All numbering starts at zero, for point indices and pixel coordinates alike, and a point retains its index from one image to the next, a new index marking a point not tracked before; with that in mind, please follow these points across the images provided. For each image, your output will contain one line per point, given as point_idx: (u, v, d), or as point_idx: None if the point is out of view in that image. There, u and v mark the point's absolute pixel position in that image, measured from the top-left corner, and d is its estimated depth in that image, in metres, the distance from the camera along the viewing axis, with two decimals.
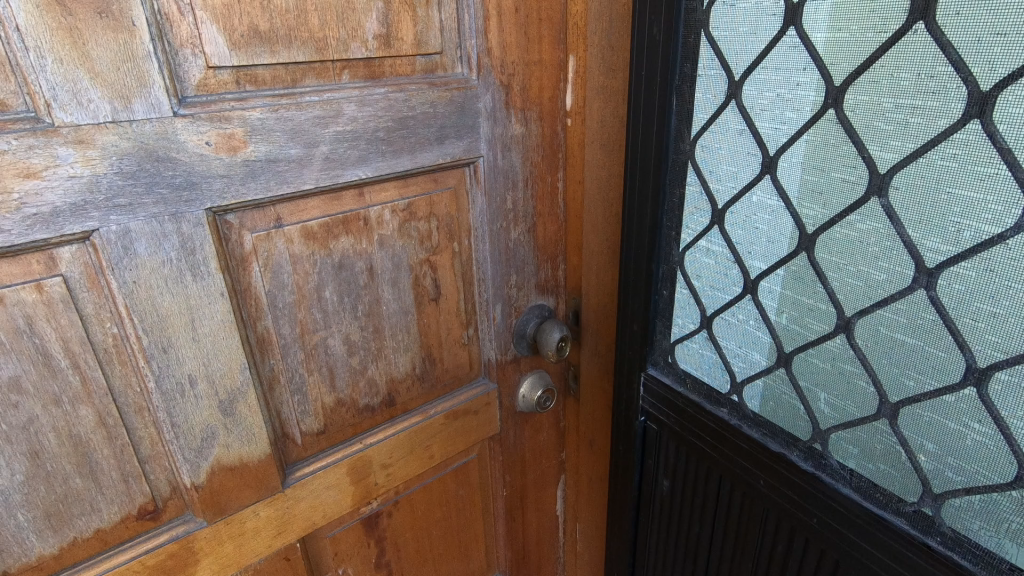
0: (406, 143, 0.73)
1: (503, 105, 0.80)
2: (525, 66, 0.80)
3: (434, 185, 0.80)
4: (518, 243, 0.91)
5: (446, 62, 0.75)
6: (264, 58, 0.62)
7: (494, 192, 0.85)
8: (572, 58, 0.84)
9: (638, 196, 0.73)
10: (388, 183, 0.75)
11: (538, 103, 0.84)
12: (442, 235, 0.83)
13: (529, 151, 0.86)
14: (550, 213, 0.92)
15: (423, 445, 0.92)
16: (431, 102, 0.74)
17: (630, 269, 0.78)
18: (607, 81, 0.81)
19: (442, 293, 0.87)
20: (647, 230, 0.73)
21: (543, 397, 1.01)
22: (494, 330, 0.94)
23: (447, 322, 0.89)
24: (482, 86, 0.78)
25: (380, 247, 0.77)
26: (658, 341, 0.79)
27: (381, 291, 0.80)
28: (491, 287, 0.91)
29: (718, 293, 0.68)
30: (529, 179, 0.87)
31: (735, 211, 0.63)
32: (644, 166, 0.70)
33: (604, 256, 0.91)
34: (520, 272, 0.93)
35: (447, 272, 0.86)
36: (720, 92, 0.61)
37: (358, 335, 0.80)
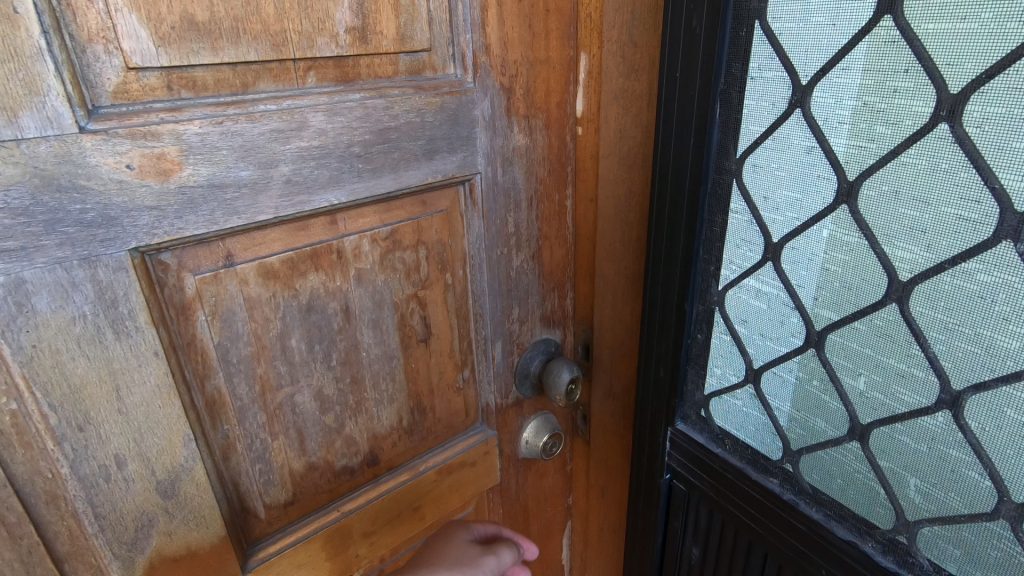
0: (388, 159, 0.60)
1: (503, 112, 0.67)
2: (530, 66, 0.68)
3: (423, 208, 0.67)
4: (521, 271, 0.78)
5: (435, 61, 0.62)
6: (203, 56, 0.49)
7: (493, 214, 0.72)
8: (583, 56, 0.71)
9: (667, 223, 0.61)
10: (368, 208, 0.62)
11: (545, 109, 0.71)
12: (433, 266, 0.71)
13: (534, 166, 0.73)
14: (557, 235, 0.80)
15: (412, 506, 0.79)
16: (418, 110, 0.61)
17: (655, 307, 0.66)
18: (625, 84, 0.68)
19: (433, 333, 0.74)
20: (678, 263, 0.61)
21: (550, 443, 0.89)
22: (493, 370, 0.82)
23: (439, 365, 0.77)
24: (480, 90, 0.65)
25: (358, 284, 0.65)
26: (689, 391, 0.67)
27: (359, 335, 0.67)
28: (491, 321, 0.78)
29: (770, 343, 0.56)
30: (534, 198, 0.75)
31: (797, 247, 0.51)
32: (677, 188, 0.58)
33: (620, 287, 0.78)
34: (523, 305, 0.81)
35: (438, 309, 0.73)
36: (781, 99, 0.48)
37: (332, 388, 0.67)
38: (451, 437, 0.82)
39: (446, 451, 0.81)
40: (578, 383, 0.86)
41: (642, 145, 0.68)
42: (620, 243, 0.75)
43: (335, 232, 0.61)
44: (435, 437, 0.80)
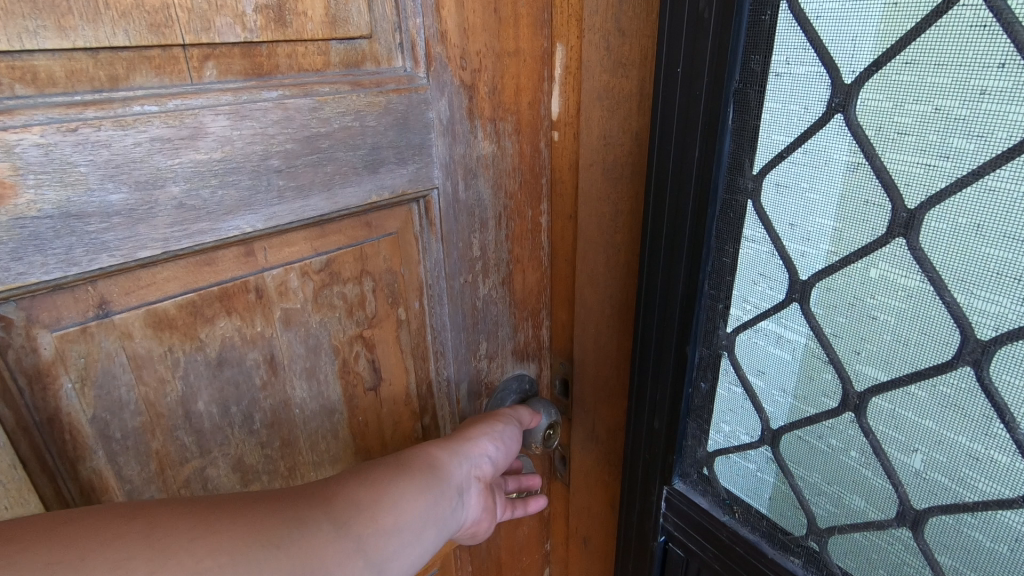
0: (318, 174, 0.48)
1: (465, 113, 0.56)
2: (496, 58, 0.56)
3: (367, 231, 0.55)
4: (490, 301, 0.67)
5: (377, 51, 0.50)
6: (45, 38, 0.36)
7: (454, 236, 0.60)
8: (559, 48, 0.60)
9: (667, 250, 0.50)
10: (296, 234, 0.50)
11: (515, 110, 0.59)
12: (382, 300, 0.59)
13: (502, 178, 0.61)
14: (531, 257, 0.68)
15: None
16: (356, 112, 0.48)
17: (651, 348, 0.55)
18: (610, 82, 0.55)
19: (383, 378, 0.62)
20: (679, 299, 0.51)
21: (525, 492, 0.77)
22: (458, 416, 0.69)
23: (393, 415, 0.64)
24: (436, 87, 0.53)
25: (284, 328, 0.52)
26: (688, 447, 0.57)
27: (289, 389, 0.54)
28: (455, 360, 0.66)
29: (794, 401, 0.46)
30: (504, 216, 0.63)
31: (834, 287, 0.40)
32: (680, 210, 0.48)
33: (604, 320, 0.66)
34: (492, 338, 0.69)
35: (391, 351, 0.61)
36: (816, 102, 0.38)
37: (256, 456, 0.54)
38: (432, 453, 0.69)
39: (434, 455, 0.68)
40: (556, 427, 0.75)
41: (632, 156, 0.56)
42: (604, 271, 0.63)
43: (251, 266, 0.48)
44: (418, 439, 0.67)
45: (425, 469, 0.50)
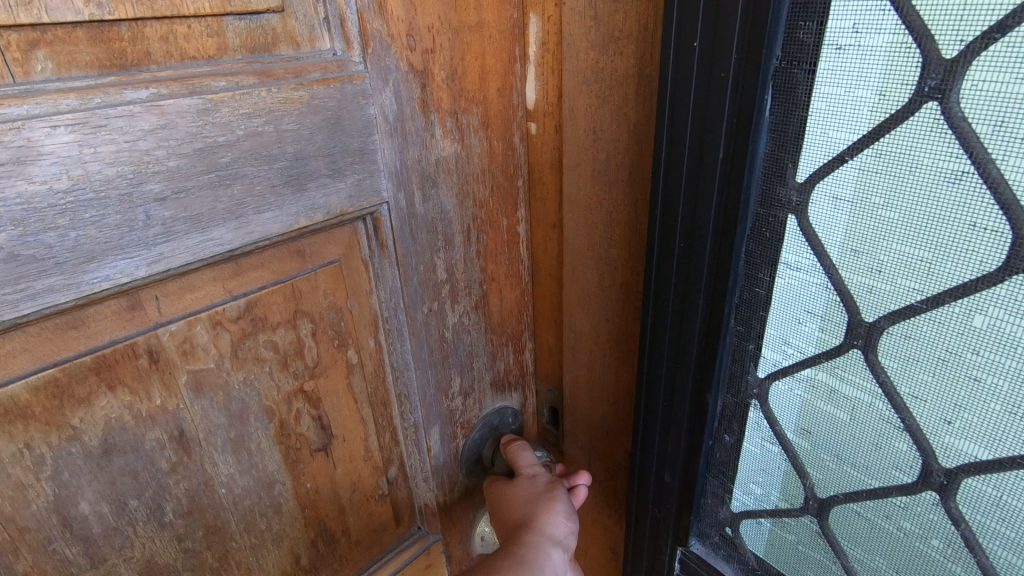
0: (219, 201, 0.34)
1: (417, 106, 0.42)
2: (455, 35, 0.43)
3: (302, 263, 0.41)
4: (461, 330, 0.54)
5: (297, 30, 0.36)
6: None
7: (412, 259, 0.47)
8: (532, 19, 0.48)
9: (680, 276, 0.40)
10: (201, 276, 0.37)
11: (481, 98, 0.47)
12: (325, 345, 0.45)
13: (468, 182, 0.48)
14: (509, 273, 0.57)
15: None
16: (267, 113, 0.34)
17: (659, 392, 0.45)
18: (598, 61, 0.44)
19: (335, 436, 0.49)
20: (696, 336, 0.40)
21: None
22: (430, 466, 0.56)
23: (349, 477, 0.51)
24: (379, 75, 0.39)
25: (194, 397, 0.39)
26: (708, 505, 0.47)
27: (209, 469, 0.41)
28: (426, 404, 0.53)
29: (851, 469, 0.36)
30: (474, 230, 0.51)
31: (917, 335, 0.30)
32: (699, 227, 0.37)
33: (599, 347, 0.55)
34: (468, 372, 0.57)
35: (342, 403, 0.48)
36: (898, 84, 0.27)
37: (172, 553, 0.41)
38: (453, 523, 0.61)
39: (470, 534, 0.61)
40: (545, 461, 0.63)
41: (628, 154, 0.45)
42: (598, 291, 0.53)
43: (137, 323, 0.35)
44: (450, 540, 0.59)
45: (515, 570, 0.50)
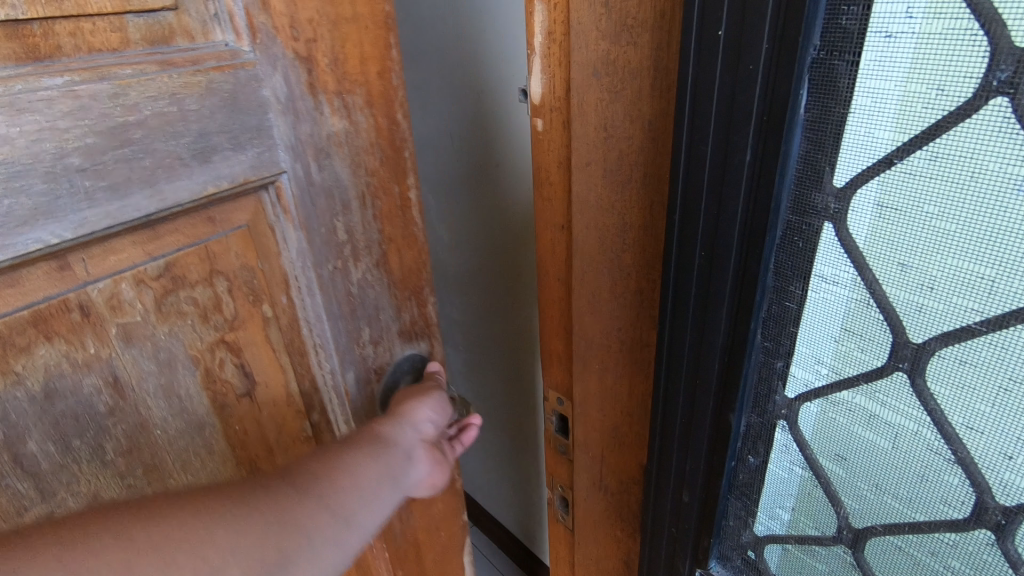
0: (132, 171, 0.30)
1: (305, 90, 0.36)
2: (332, 26, 0.37)
3: (212, 227, 0.35)
4: (366, 285, 0.43)
5: (189, 25, 0.32)
6: None
7: (311, 218, 0.38)
8: (538, 8, 0.45)
9: (700, 287, 0.37)
10: (122, 238, 0.32)
11: (362, 75, 0.39)
12: (240, 298, 0.38)
13: (361, 155, 0.40)
14: (410, 230, 0.45)
15: None
16: (171, 96, 0.30)
17: (677, 409, 0.42)
18: (609, 52, 0.40)
19: (256, 382, 0.41)
20: (718, 352, 0.37)
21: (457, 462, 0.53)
22: (344, 408, 0.44)
23: (274, 419, 0.43)
24: (266, 67, 0.34)
25: (124, 345, 0.34)
26: (729, 527, 0.44)
27: (145, 413, 0.36)
28: (340, 353, 0.43)
29: (892, 499, 0.34)
30: (365, 190, 0.41)
31: (974, 361, 0.27)
32: (722, 235, 0.34)
33: (611, 357, 0.52)
34: (375, 322, 0.45)
35: (265, 353, 0.41)
36: (960, 76, 0.24)
37: (116, 491, 0.35)
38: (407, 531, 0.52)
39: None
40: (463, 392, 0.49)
41: (644, 154, 0.42)
42: (610, 298, 0.49)
43: (66, 282, 0.31)
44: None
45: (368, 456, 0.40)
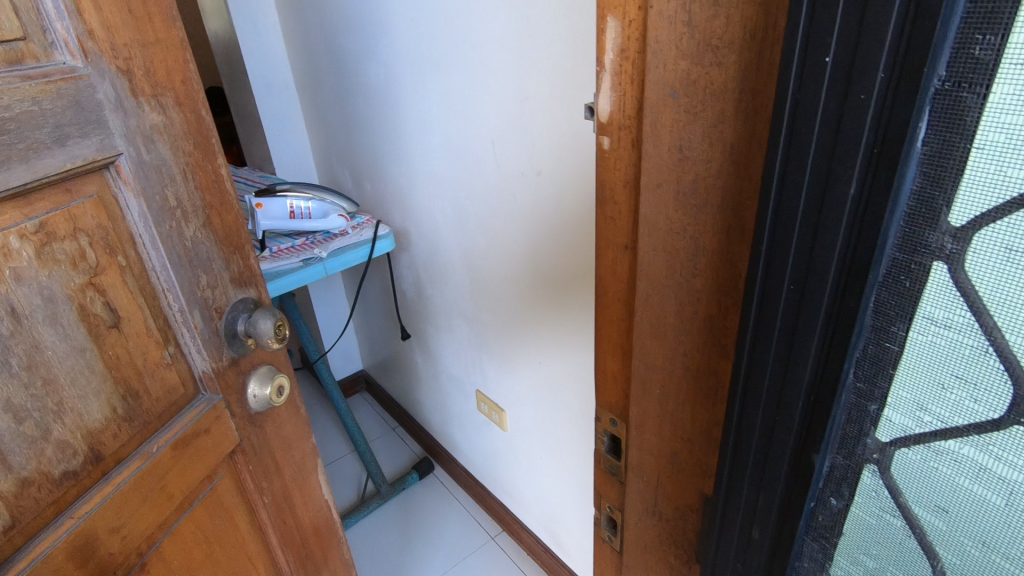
0: (11, 150, 0.47)
1: (128, 93, 0.57)
2: (143, 47, 0.58)
3: (69, 194, 0.54)
4: (197, 240, 0.66)
5: (34, 49, 0.50)
6: None
7: (150, 190, 0.60)
8: (610, 23, 0.43)
9: (787, 322, 0.35)
10: (6, 204, 0.49)
11: (170, 84, 0.61)
12: (99, 250, 0.57)
13: (177, 140, 0.63)
14: (223, 201, 0.69)
15: (152, 491, 0.63)
16: (32, 99, 0.49)
17: (751, 443, 0.41)
18: (690, 71, 0.38)
19: (122, 317, 0.59)
20: (803, 390, 0.36)
21: (277, 388, 0.77)
22: (197, 339, 0.67)
23: (140, 348, 0.62)
24: (97, 75, 0.54)
25: (14, 283, 0.50)
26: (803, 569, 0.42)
27: (36, 335, 0.52)
28: (185, 295, 0.65)
29: (1002, 561, 0.32)
30: (184, 166, 0.64)
31: None
32: (817, 269, 0.32)
33: (673, 382, 0.50)
34: (209, 271, 0.68)
35: (125, 294, 0.60)
36: None
37: (22, 398, 0.51)
38: (261, 435, 0.79)
39: (318, 513, 0.93)
40: (287, 325, 0.76)
41: (723, 177, 0.40)
42: (676, 322, 0.48)
43: None
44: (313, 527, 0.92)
45: None
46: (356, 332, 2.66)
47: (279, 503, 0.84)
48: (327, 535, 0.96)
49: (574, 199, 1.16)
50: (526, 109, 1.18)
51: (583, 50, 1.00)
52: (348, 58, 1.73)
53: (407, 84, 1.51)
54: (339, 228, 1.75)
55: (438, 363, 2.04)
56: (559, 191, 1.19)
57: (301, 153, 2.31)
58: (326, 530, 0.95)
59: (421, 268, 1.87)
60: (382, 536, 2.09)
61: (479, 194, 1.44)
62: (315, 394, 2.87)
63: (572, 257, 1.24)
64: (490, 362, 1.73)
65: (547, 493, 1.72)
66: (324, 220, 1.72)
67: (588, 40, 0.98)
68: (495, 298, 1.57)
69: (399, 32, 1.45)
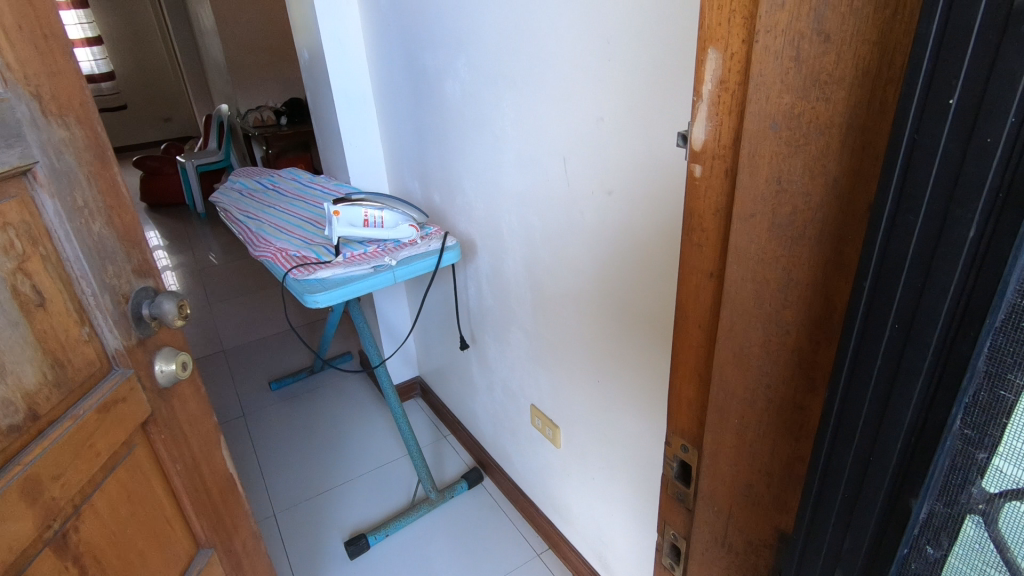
0: None
1: (40, 112, 0.72)
2: (49, 76, 0.73)
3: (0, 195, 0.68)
4: (103, 236, 0.82)
5: None
6: None
7: (64, 193, 0.76)
8: (711, 55, 0.44)
9: (889, 362, 0.36)
10: None
11: (72, 107, 0.77)
12: (24, 242, 0.71)
13: (80, 151, 0.78)
14: (120, 203, 0.85)
15: (84, 447, 0.77)
16: None
17: (843, 481, 0.41)
18: (794, 105, 0.38)
19: (47, 298, 0.75)
20: (903, 431, 0.36)
21: (183, 363, 0.93)
22: (110, 319, 0.82)
23: (61, 325, 0.77)
24: (14, 98, 0.69)
25: None
26: None
27: None
28: (96, 281, 0.80)
29: None
30: (87, 174, 0.80)
31: None
32: (925, 312, 0.33)
33: (754, 413, 0.50)
34: (115, 262, 0.83)
35: (48, 280, 0.75)
36: None
37: None
38: (169, 410, 0.95)
39: (227, 486, 1.10)
40: (186, 307, 0.93)
41: (824, 211, 0.40)
42: (761, 353, 0.47)
43: None
44: (222, 498, 1.09)
45: None
46: (415, 339, 2.73)
47: (192, 473, 1.01)
48: (234, 507, 1.13)
49: (644, 221, 1.16)
50: (600, 129, 1.19)
51: (662, 72, 1.00)
52: (428, 76, 1.80)
53: (484, 101, 1.56)
54: (409, 238, 1.79)
55: (494, 375, 2.06)
56: (629, 212, 1.19)
57: (376, 164, 2.41)
58: (233, 502, 1.13)
59: (484, 280, 1.91)
60: (429, 542, 2.12)
61: (547, 211, 1.46)
62: (373, 396, 2.96)
63: (639, 278, 1.23)
64: (547, 378, 1.73)
65: (597, 514, 1.70)
66: (395, 229, 1.79)
67: (668, 64, 0.98)
68: (555, 314, 1.59)
69: (480, 52, 1.50)
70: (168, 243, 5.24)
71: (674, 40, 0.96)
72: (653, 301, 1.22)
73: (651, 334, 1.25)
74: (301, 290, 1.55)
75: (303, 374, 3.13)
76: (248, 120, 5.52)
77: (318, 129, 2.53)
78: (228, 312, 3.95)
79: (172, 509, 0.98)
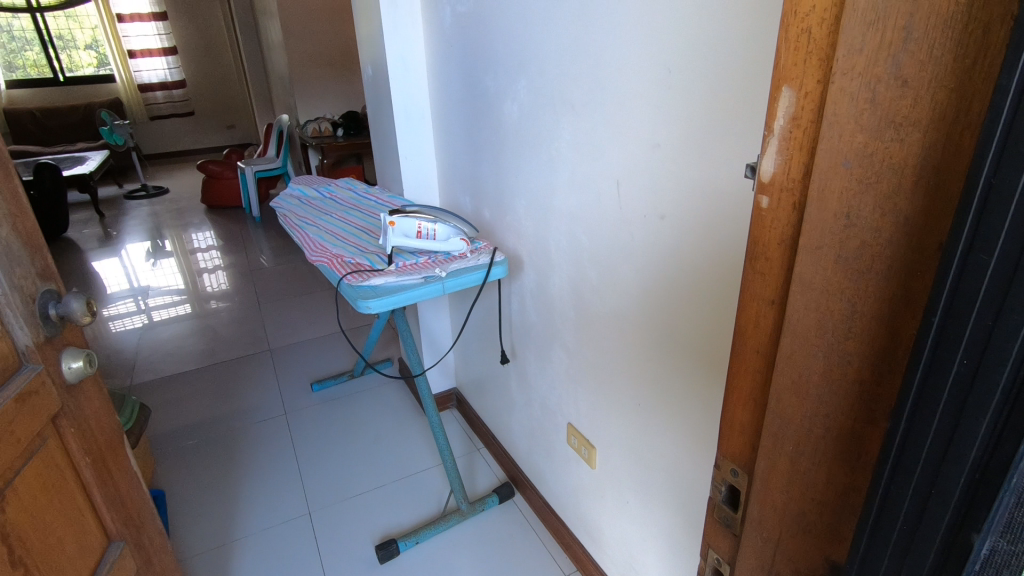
0: None
1: None
2: None
3: None
4: (9, 241, 0.94)
5: None
6: None
7: None
8: (785, 94, 0.46)
9: (956, 395, 0.37)
10: None
11: None
12: None
13: None
14: (20, 213, 0.98)
15: (7, 432, 0.89)
16: None
17: (901, 513, 0.42)
18: (868, 144, 0.40)
19: None
20: (968, 465, 0.37)
21: (87, 358, 1.06)
22: (20, 318, 0.94)
23: None
24: None
25: None
26: None
27: None
28: (6, 282, 0.92)
29: None
30: None
31: None
32: (995, 349, 0.35)
33: (809, 441, 0.51)
34: (20, 265, 0.96)
35: None
36: None
37: None
38: (75, 406, 1.07)
39: (130, 481, 1.22)
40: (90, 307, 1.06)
41: (893, 248, 0.41)
42: (820, 382, 0.48)
43: None
44: (128, 493, 1.21)
45: None
46: (455, 350, 2.78)
47: (100, 466, 1.13)
48: (137, 501, 1.24)
49: (695, 247, 1.17)
50: (656, 155, 1.21)
51: (721, 103, 1.02)
52: (487, 96, 1.86)
53: (541, 123, 1.61)
54: (459, 251, 1.85)
55: (532, 391, 2.08)
56: (680, 237, 1.20)
57: (429, 178, 2.49)
58: (137, 497, 1.24)
59: (529, 296, 1.94)
60: (457, 553, 2.13)
61: (597, 232, 1.48)
62: (410, 404, 3.02)
63: (686, 303, 1.24)
64: (586, 397, 1.74)
65: (629, 539, 1.69)
66: (446, 242, 1.84)
67: (727, 94, 1.00)
68: (597, 334, 1.60)
69: (541, 75, 1.55)
70: (225, 244, 5.49)
71: (735, 71, 0.97)
72: (699, 327, 1.22)
73: (696, 360, 1.25)
74: (353, 295, 1.61)
75: (344, 378, 3.22)
76: (306, 130, 5.76)
77: (377, 142, 2.64)
78: (277, 313, 4.10)
79: (85, 499, 1.09)
